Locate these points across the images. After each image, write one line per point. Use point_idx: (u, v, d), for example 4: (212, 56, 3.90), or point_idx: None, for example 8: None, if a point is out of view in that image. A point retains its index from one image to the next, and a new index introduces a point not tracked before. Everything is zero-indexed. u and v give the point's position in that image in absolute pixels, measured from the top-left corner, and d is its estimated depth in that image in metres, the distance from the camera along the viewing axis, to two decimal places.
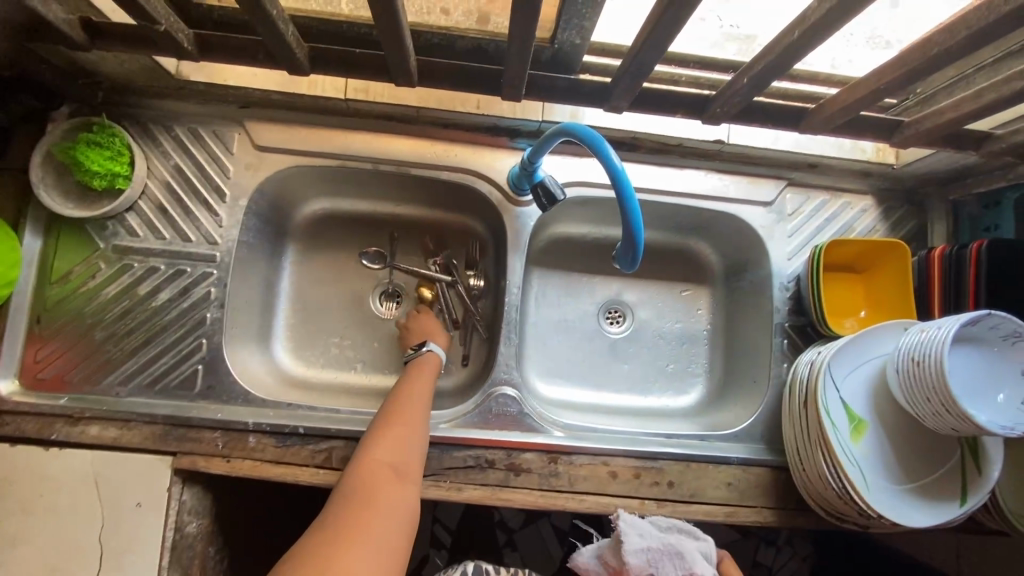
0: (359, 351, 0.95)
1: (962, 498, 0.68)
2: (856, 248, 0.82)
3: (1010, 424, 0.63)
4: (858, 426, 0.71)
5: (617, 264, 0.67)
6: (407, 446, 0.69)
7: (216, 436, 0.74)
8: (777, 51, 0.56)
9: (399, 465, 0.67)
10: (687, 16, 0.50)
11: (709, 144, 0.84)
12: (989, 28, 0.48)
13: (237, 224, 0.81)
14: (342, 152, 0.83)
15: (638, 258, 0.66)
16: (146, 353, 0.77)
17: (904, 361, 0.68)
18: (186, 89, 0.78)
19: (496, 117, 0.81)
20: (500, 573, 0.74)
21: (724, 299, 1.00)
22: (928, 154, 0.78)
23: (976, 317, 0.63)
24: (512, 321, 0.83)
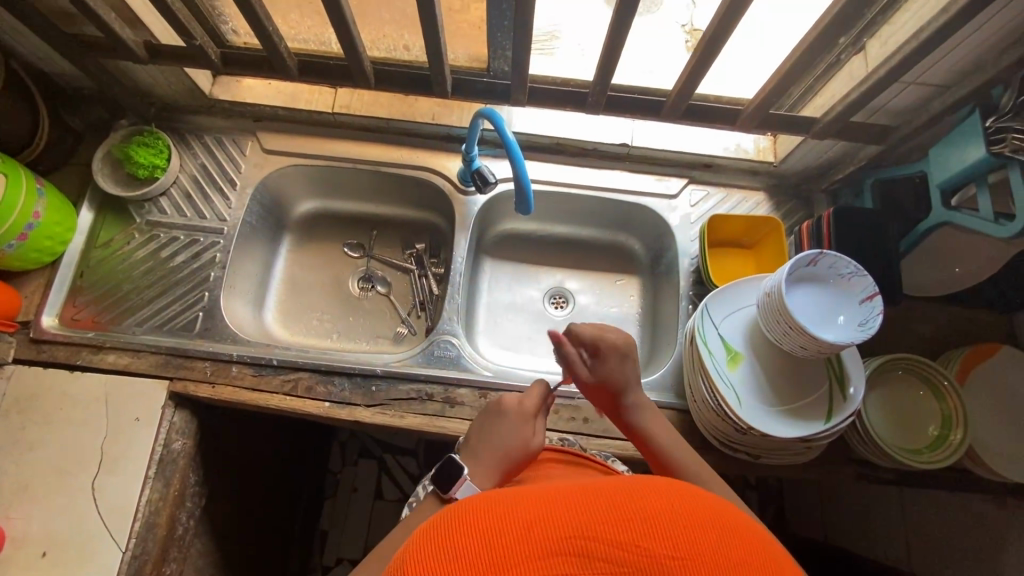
0: (335, 323, 1.12)
1: (827, 418, 0.79)
2: (741, 224, 0.98)
3: (844, 340, 0.75)
4: (733, 357, 0.84)
5: (519, 212, 0.87)
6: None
7: (206, 365, 0.91)
8: (604, 51, 0.73)
9: None
10: (532, 34, 0.72)
11: (617, 146, 1.05)
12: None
13: (243, 207, 1.03)
14: (329, 154, 1.06)
15: (532, 205, 0.85)
16: (160, 301, 0.97)
17: (764, 300, 0.81)
18: (216, 107, 1.05)
19: (447, 126, 1.04)
20: None
21: (651, 285, 1.15)
22: (803, 142, 0.94)
23: (812, 257, 0.78)
24: (457, 284, 1.01)
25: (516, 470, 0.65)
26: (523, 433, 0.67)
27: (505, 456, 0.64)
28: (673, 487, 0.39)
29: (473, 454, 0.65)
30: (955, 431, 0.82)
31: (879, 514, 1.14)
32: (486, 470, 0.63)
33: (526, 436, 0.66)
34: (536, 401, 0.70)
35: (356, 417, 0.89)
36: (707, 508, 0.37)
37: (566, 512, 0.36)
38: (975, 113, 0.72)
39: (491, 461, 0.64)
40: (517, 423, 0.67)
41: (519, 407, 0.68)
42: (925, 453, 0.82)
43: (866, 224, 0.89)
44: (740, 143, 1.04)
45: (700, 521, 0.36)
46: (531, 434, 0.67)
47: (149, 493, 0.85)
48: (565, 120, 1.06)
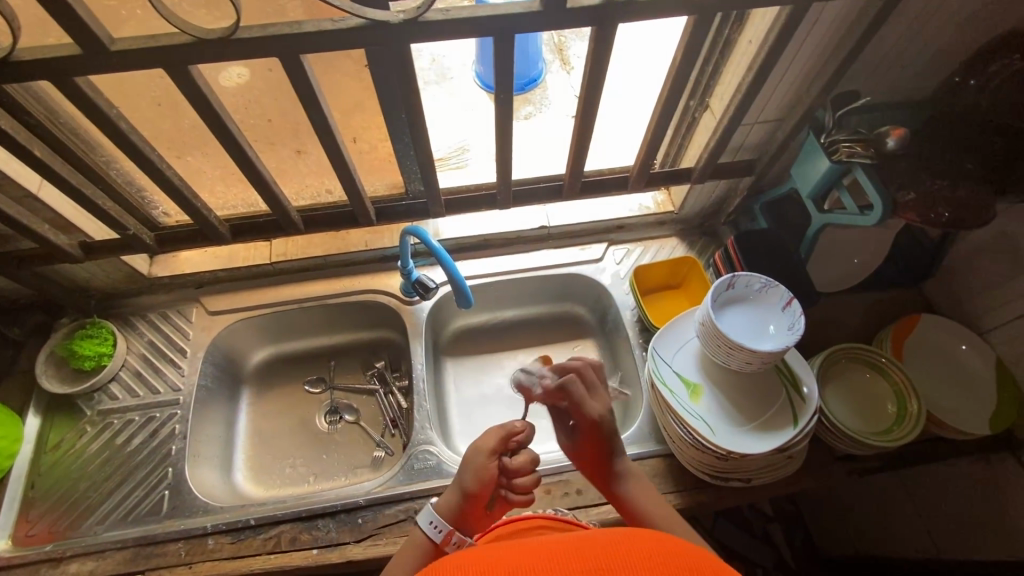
0: (309, 465, 1.09)
1: (795, 422, 0.83)
2: (662, 269, 1.08)
3: (781, 345, 0.81)
4: (694, 389, 0.88)
5: (462, 306, 0.92)
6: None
7: (179, 546, 0.86)
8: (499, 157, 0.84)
9: None
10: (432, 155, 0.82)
11: (537, 230, 1.15)
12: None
13: (196, 372, 1.04)
14: (274, 302, 1.10)
15: (470, 297, 0.89)
16: (122, 490, 0.93)
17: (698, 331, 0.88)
18: (157, 285, 1.09)
19: (380, 249, 1.12)
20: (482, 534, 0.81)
21: (605, 344, 1.21)
22: (693, 187, 1.06)
23: (728, 286, 0.87)
24: (422, 392, 1.02)
25: (477, 494, 0.69)
26: (476, 460, 0.71)
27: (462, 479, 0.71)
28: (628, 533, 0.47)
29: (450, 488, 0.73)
30: (911, 402, 0.87)
31: (892, 508, 1.14)
32: (448, 495, 0.71)
33: (477, 460, 0.71)
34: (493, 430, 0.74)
35: (348, 557, 0.85)
36: (643, 542, 0.45)
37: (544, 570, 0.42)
38: (810, 134, 0.86)
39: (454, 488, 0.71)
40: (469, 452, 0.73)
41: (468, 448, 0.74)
42: (894, 430, 0.86)
43: (765, 242, 1.00)
44: (641, 203, 1.18)
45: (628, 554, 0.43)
46: (480, 457, 0.71)
47: None
48: (486, 219, 1.16)
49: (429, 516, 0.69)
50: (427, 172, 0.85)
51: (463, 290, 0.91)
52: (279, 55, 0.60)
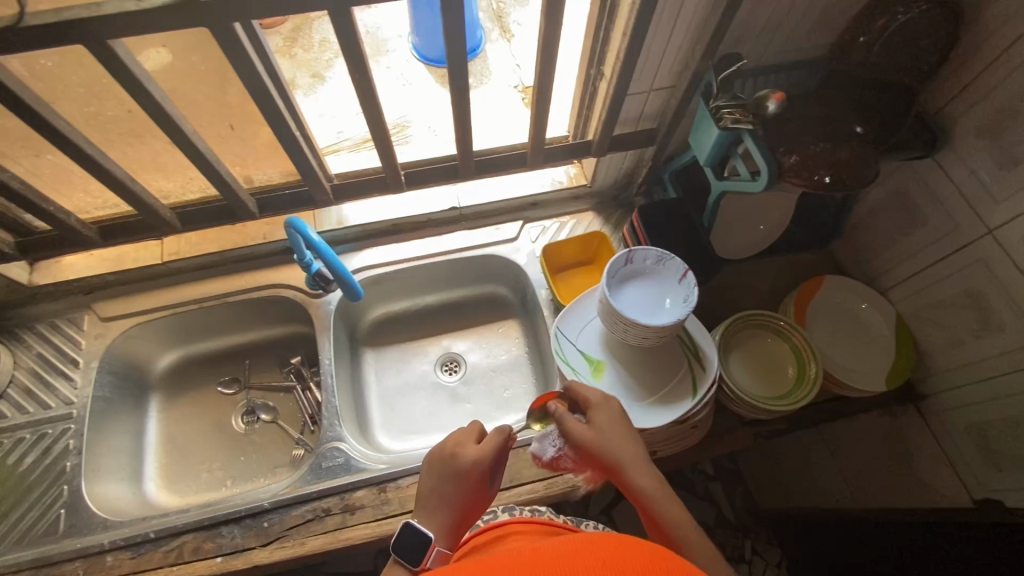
0: (226, 468, 1.06)
1: (694, 394, 0.83)
2: (575, 246, 1.05)
3: (675, 318, 0.81)
4: (597, 367, 0.87)
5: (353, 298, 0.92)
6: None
7: (77, 565, 0.83)
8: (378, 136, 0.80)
9: None
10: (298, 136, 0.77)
11: (448, 211, 1.12)
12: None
13: (90, 382, 0.98)
14: (171, 303, 1.05)
15: (357, 287, 0.85)
16: (14, 513, 0.89)
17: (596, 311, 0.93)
18: (41, 293, 1.02)
19: (281, 241, 1.07)
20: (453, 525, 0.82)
21: (529, 323, 1.20)
22: (600, 159, 1.03)
23: (619, 279, 0.86)
24: (331, 388, 0.99)
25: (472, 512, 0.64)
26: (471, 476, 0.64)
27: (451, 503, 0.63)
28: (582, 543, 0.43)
29: (429, 508, 0.63)
30: (810, 364, 0.89)
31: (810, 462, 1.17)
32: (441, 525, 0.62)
33: (477, 480, 0.64)
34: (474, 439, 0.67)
35: (253, 562, 0.83)
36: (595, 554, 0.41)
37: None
38: (701, 100, 0.84)
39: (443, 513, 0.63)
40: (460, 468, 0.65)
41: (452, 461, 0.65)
42: (794, 394, 0.88)
43: (669, 213, 0.99)
44: (554, 177, 1.16)
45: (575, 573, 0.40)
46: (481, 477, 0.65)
47: None
48: (394, 203, 1.12)
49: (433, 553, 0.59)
50: (297, 154, 0.80)
51: (353, 282, 0.87)
52: (81, 41, 0.57)
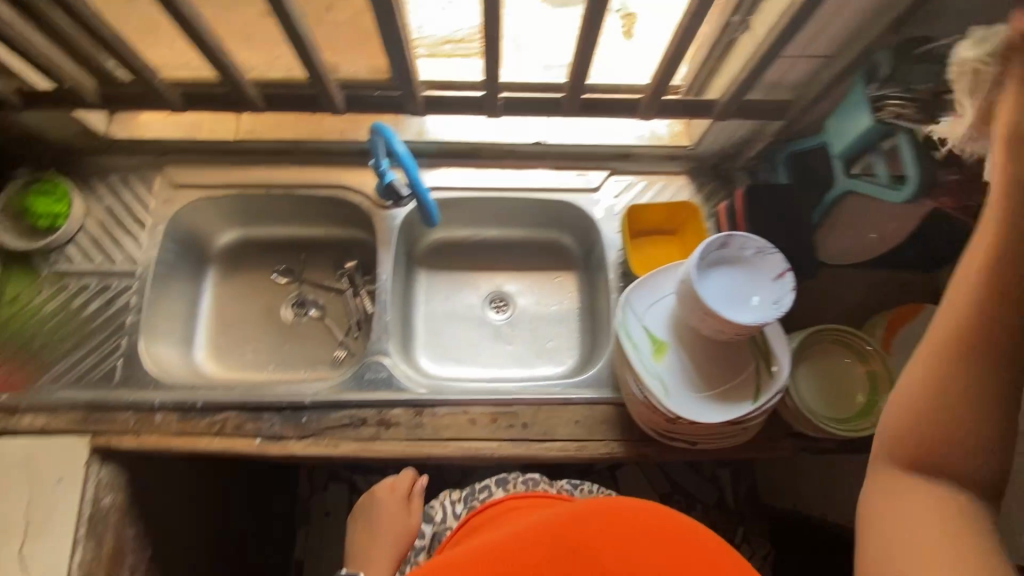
0: (270, 353, 1.09)
1: (753, 398, 0.80)
2: (661, 212, 0.97)
3: (760, 318, 0.76)
4: (660, 347, 0.83)
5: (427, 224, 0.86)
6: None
7: (128, 415, 0.88)
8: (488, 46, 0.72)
9: None
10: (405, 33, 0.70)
11: (534, 145, 1.04)
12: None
13: (155, 245, 0.99)
14: (240, 183, 1.03)
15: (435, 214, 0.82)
16: (76, 354, 0.93)
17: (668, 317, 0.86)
18: (116, 145, 1.01)
19: (356, 141, 1.02)
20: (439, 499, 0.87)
21: (588, 279, 1.15)
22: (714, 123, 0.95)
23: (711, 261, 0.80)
24: (384, 303, 0.99)
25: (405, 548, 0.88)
26: (400, 517, 0.91)
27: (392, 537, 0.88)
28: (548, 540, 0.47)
29: (369, 556, 0.87)
30: (883, 396, 0.84)
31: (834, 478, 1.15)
32: (376, 563, 0.85)
33: (404, 518, 0.90)
34: (407, 485, 0.94)
35: (288, 451, 0.87)
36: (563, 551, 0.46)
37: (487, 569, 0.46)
38: (860, 80, 0.73)
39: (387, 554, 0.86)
40: (388, 511, 0.91)
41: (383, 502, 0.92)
42: (855, 421, 0.84)
43: (777, 199, 0.90)
44: (655, 130, 1.06)
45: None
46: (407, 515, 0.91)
47: (80, 554, 0.83)
48: (479, 124, 1.05)
49: None
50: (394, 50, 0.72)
51: (429, 204, 0.83)
52: None
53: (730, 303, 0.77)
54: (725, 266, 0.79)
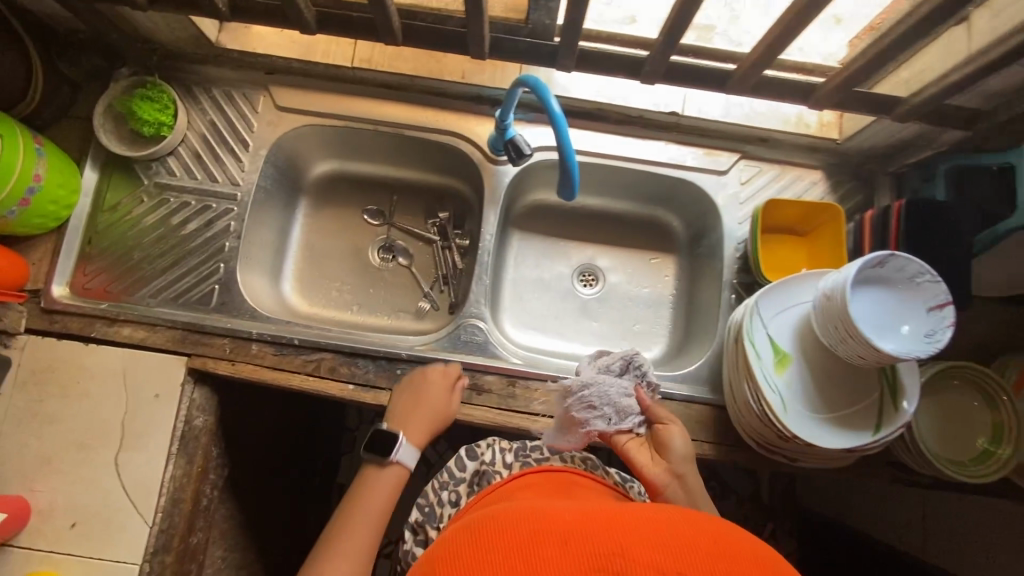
0: (355, 294, 1.07)
1: (875, 428, 0.75)
2: (796, 211, 0.90)
3: (910, 350, 0.70)
4: (782, 360, 0.78)
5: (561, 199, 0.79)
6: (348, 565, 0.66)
7: (225, 342, 0.88)
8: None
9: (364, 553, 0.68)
10: None
11: (667, 115, 0.96)
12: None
13: (256, 170, 0.95)
14: (348, 115, 0.97)
15: (576, 192, 0.78)
16: (174, 272, 0.92)
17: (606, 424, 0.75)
18: (224, 56, 0.95)
19: (478, 85, 0.95)
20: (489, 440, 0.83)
21: (688, 265, 1.09)
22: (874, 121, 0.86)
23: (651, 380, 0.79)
24: (485, 264, 0.94)
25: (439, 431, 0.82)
26: (444, 402, 0.82)
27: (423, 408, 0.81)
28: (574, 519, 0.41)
29: (408, 415, 0.80)
30: (1003, 447, 0.78)
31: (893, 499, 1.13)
32: (415, 431, 0.79)
33: (446, 404, 0.82)
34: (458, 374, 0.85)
35: (379, 402, 0.86)
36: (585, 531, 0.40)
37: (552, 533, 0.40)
38: None
39: (418, 425, 0.80)
40: (438, 393, 0.82)
41: (433, 377, 0.83)
42: (966, 467, 0.79)
43: (944, 217, 0.79)
44: (802, 116, 0.96)
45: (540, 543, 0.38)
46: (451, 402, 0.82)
47: (173, 470, 0.85)
48: (609, 84, 0.96)
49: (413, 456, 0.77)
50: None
51: (573, 167, 0.74)
52: None
53: (880, 327, 0.72)
54: (884, 284, 0.73)
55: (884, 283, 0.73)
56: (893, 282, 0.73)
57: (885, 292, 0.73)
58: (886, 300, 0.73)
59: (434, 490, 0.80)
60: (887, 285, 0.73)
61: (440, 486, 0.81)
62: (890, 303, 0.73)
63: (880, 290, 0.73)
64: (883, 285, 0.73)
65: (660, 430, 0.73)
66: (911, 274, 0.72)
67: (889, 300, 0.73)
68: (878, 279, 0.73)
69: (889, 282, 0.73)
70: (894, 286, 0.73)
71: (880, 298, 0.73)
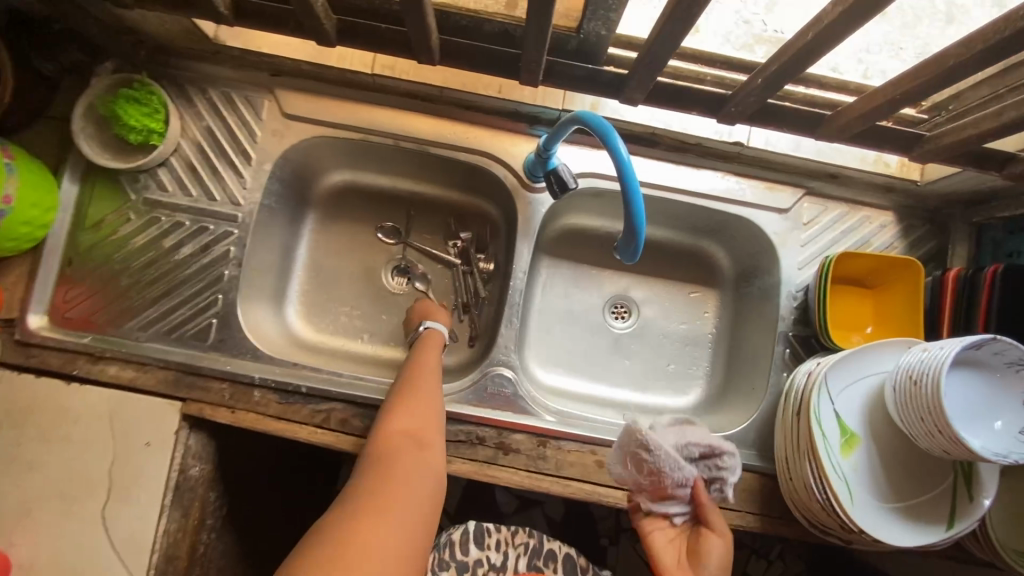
0: (367, 322, 0.97)
1: (948, 523, 0.68)
2: (867, 263, 0.81)
3: (1006, 450, 0.61)
4: (849, 440, 0.70)
5: (617, 254, 0.69)
6: (423, 412, 0.70)
7: (224, 387, 0.78)
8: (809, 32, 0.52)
9: (419, 437, 0.67)
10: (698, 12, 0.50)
11: (729, 145, 0.84)
12: (998, 38, 0.48)
13: (260, 187, 0.84)
14: (366, 127, 0.85)
15: (638, 250, 0.68)
16: (166, 302, 0.82)
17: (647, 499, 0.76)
18: (223, 53, 0.82)
19: (517, 103, 0.82)
20: (503, 535, 0.74)
21: (732, 304, 1.00)
22: (955, 173, 0.78)
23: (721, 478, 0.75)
24: (516, 303, 0.85)
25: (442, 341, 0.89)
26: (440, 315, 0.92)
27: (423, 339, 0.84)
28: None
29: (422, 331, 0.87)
30: None
31: None
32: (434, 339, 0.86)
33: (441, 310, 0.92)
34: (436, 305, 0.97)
35: None
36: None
37: None
38: None
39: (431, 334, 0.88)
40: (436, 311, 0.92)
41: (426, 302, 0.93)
42: None
43: None
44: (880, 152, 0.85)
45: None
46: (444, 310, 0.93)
47: (166, 525, 0.77)
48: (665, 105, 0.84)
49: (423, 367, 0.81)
50: (668, 19, 0.50)
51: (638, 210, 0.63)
52: None
53: (974, 421, 0.63)
54: (979, 371, 0.64)
55: (977, 369, 0.64)
56: (988, 369, 0.64)
57: (979, 381, 0.64)
58: (981, 389, 0.64)
59: (431, 570, 0.70)
60: (981, 371, 0.64)
61: (437, 565, 0.71)
62: (986, 394, 0.64)
63: (974, 377, 0.64)
64: (978, 373, 0.64)
65: (702, 536, 0.72)
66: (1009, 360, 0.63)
67: (985, 389, 0.64)
68: (973, 364, 0.64)
69: (984, 369, 0.64)
70: (989, 373, 0.64)
71: (974, 386, 0.64)
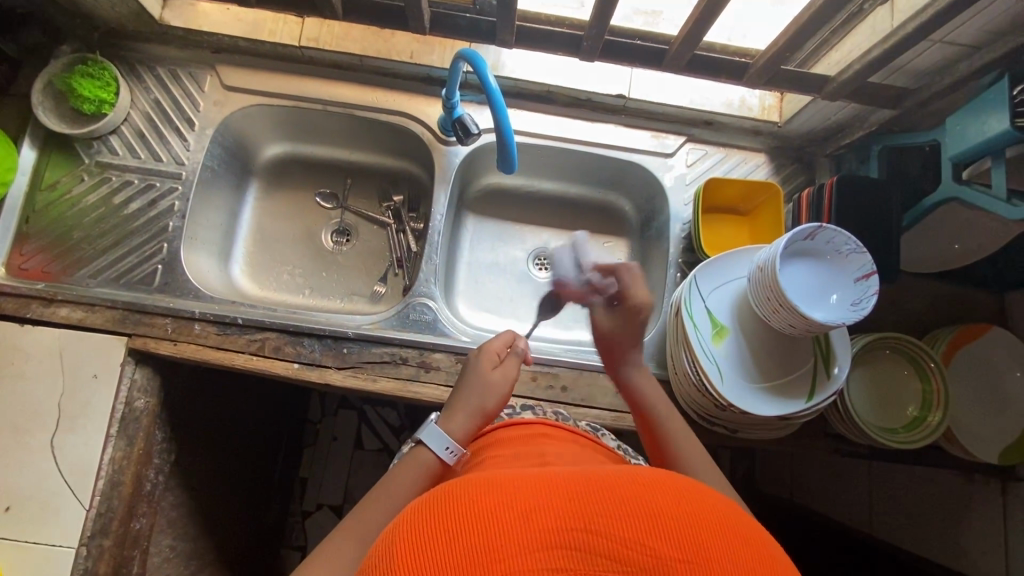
0: (308, 278, 1.06)
1: (808, 396, 0.77)
2: (736, 190, 0.93)
3: (835, 318, 0.72)
4: (719, 331, 0.81)
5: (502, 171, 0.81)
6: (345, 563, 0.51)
7: (166, 322, 0.86)
8: None
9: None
10: None
11: (614, 98, 0.97)
12: None
13: (202, 149, 0.94)
14: (297, 94, 0.96)
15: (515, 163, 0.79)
16: (116, 251, 0.90)
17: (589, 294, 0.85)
18: (168, 34, 0.94)
19: (427, 67, 0.94)
20: None
21: (640, 248, 1.10)
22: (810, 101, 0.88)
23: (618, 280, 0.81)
24: (436, 243, 0.95)
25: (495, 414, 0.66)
26: (494, 379, 0.67)
27: (480, 409, 0.65)
28: (561, 477, 0.37)
29: (457, 400, 0.66)
30: (934, 414, 0.81)
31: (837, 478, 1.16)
32: (462, 419, 0.64)
33: (493, 379, 0.67)
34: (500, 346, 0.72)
35: (327, 380, 0.85)
36: (569, 496, 0.34)
37: (572, 504, 0.34)
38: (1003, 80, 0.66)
39: (470, 401, 0.65)
40: (489, 373, 0.68)
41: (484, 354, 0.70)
42: (900, 433, 0.82)
43: (870, 194, 0.83)
44: (744, 99, 0.98)
45: (506, 521, 0.32)
46: (499, 379, 0.67)
47: (112, 451, 0.83)
48: (555, 65, 0.97)
49: (441, 439, 0.61)
50: None
51: (510, 142, 0.75)
52: None
53: (808, 300, 0.74)
54: (813, 259, 0.75)
55: (815, 257, 0.75)
56: (822, 256, 0.75)
57: (815, 266, 0.75)
58: (816, 273, 0.75)
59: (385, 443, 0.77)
60: (816, 259, 0.75)
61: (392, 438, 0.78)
62: (820, 277, 0.75)
63: (810, 264, 0.75)
64: (813, 260, 0.75)
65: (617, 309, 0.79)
66: (837, 246, 0.73)
67: (818, 273, 0.75)
68: (810, 253, 0.75)
69: (820, 256, 0.75)
70: (823, 260, 0.75)
71: (811, 272, 0.75)
